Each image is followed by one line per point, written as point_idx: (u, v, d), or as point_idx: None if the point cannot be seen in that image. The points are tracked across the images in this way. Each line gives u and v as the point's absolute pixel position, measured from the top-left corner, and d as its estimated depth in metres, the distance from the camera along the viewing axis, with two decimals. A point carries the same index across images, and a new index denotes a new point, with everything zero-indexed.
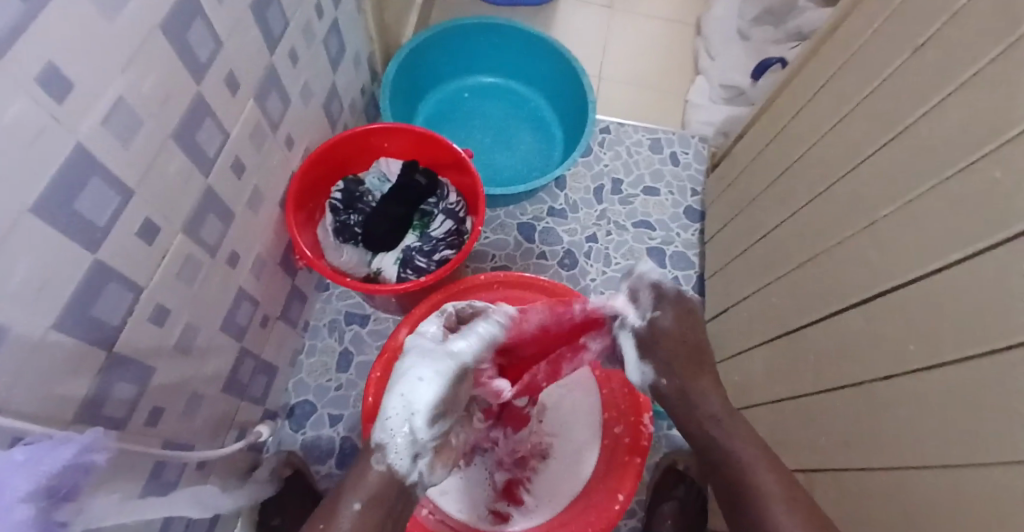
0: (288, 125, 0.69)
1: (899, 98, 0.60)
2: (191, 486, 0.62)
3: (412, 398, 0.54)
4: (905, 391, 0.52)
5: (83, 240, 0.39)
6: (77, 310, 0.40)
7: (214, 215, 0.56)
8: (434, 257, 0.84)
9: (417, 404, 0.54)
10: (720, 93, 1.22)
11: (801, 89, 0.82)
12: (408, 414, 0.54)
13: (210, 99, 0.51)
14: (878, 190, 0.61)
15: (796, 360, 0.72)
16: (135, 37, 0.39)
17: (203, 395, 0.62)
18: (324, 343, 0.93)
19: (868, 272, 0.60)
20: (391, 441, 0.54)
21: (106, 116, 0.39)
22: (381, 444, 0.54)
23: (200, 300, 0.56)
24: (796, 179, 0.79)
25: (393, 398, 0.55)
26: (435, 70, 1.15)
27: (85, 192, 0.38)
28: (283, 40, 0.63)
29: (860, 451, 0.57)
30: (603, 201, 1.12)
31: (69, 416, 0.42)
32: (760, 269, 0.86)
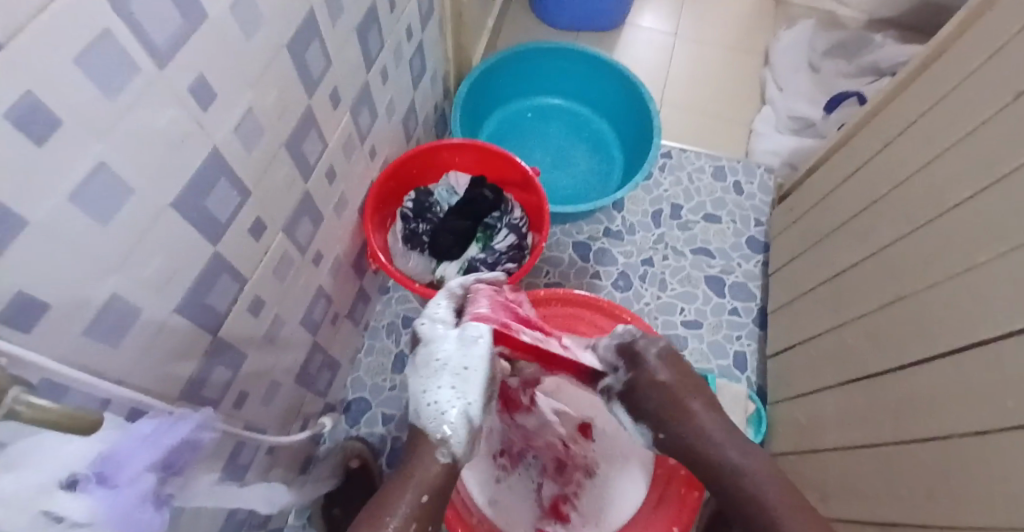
0: (373, 136, 0.73)
1: (999, 145, 0.58)
2: (260, 470, 0.66)
3: (436, 380, 0.58)
4: (998, 450, 0.50)
5: (207, 235, 0.43)
6: (194, 297, 0.44)
7: (307, 217, 0.60)
8: (497, 270, 0.85)
9: (467, 368, 0.58)
10: (787, 124, 1.20)
11: (883, 128, 0.81)
12: (459, 388, 0.57)
13: (316, 110, 0.55)
14: (976, 238, 0.59)
15: (873, 406, 0.70)
16: (264, 54, 0.43)
17: (279, 385, 0.65)
18: (382, 345, 0.96)
19: (960, 321, 0.58)
20: (444, 418, 0.57)
21: (237, 124, 0.43)
22: (437, 430, 0.57)
23: (288, 295, 0.60)
24: (878, 218, 0.77)
25: (434, 378, 0.58)
26: (504, 88, 1.18)
27: (214, 191, 0.42)
28: (378, 57, 0.67)
29: (944, 508, 0.55)
30: (661, 226, 1.12)
31: (176, 393, 0.45)
32: (834, 308, 0.84)
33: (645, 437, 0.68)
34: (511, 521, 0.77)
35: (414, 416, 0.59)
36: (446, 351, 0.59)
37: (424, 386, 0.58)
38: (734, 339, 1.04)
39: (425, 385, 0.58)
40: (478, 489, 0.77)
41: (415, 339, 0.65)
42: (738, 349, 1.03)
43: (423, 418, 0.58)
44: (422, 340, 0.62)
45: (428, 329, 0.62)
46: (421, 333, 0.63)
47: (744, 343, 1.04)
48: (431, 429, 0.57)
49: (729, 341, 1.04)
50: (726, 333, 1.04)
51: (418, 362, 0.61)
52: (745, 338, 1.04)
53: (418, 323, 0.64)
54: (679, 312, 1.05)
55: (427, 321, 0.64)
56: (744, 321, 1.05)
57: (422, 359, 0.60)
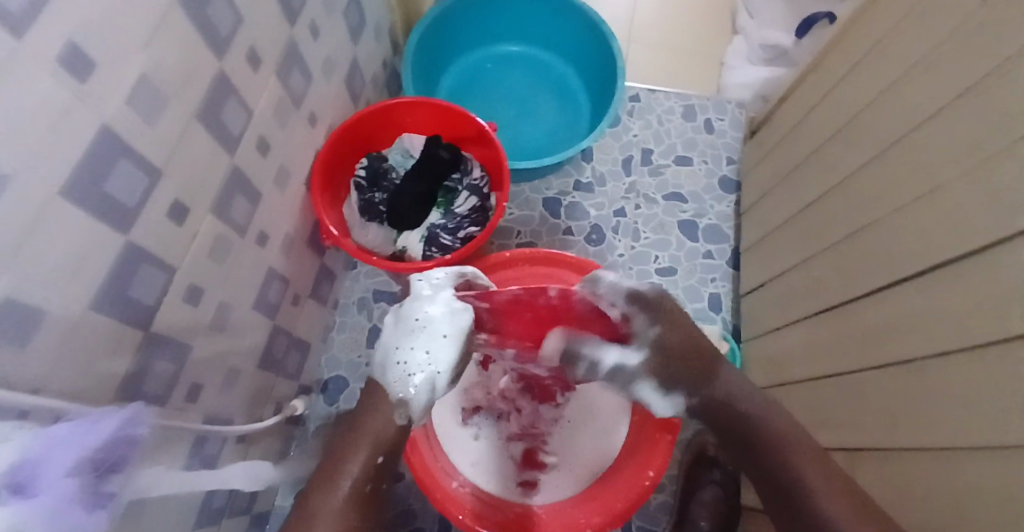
0: (311, 101, 0.68)
1: (966, 53, 0.55)
2: (232, 459, 0.64)
3: (412, 350, 0.60)
4: (959, 368, 0.49)
5: (115, 221, 0.39)
6: (113, 290, 0.41)
7: (242, 194, 0.56)
8: (459, 235, 0.83)
9: (444, 336, 0.60)
10: (760, 54, 1.14)
11: (852, 47, 0.77)
12: (431, 354, 0.60)
13: (232, 75, 0.50)
14: (939, 155, 0.56)
15: (840, 336, 0.69)
16: (154, 13, 0.38)
17: (239, 372, 0.63)
18: (354, 321, 0.94)
19: (924, 243, 0.57)
20: (409, 379, 0.59)
21: (131, 96, 0.38)
22: (399, 391, 0.60)
23: (232, 279, 0.57)
24: (847, 145, 0.74)
25: (409, 339, 0.60)
26: (459, 41, 1.12)
27: (114, 172, 0.38)
28: (303, 12, 0.61)
29: (905, 430, 0.55)
30: (632, 173, 1.09)
31: (111, 393, 0.43)
32: (803, 241, 0.82)
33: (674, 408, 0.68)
34: (492, 479, 0.77)
35: (381, 370, 0.61)
36: (431, 315, 0.61)
37: (398, 344, 0.61)
38: (709, 282, 1.02)
39: (398, 344, 0.60)
40: (457, 454, 0.78)
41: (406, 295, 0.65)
42: (714, 291, 1.02)
43: (389, 374, 0.60)
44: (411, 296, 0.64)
45: (418, 293, 0.63)
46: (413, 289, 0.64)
47: (719, 285, 1.02)
48: (392, 386, 0.60)
49: (704, 284, 1.02)
50: (701, 276, 1.03)
51: (398, 316, 0.62)
52: (719, 281, 1.03)
53: (415, 280, 0.65)
54: (654, 259, 1.03)
55: (424, 282, 0.64)
56: (717, 263, 1.04)
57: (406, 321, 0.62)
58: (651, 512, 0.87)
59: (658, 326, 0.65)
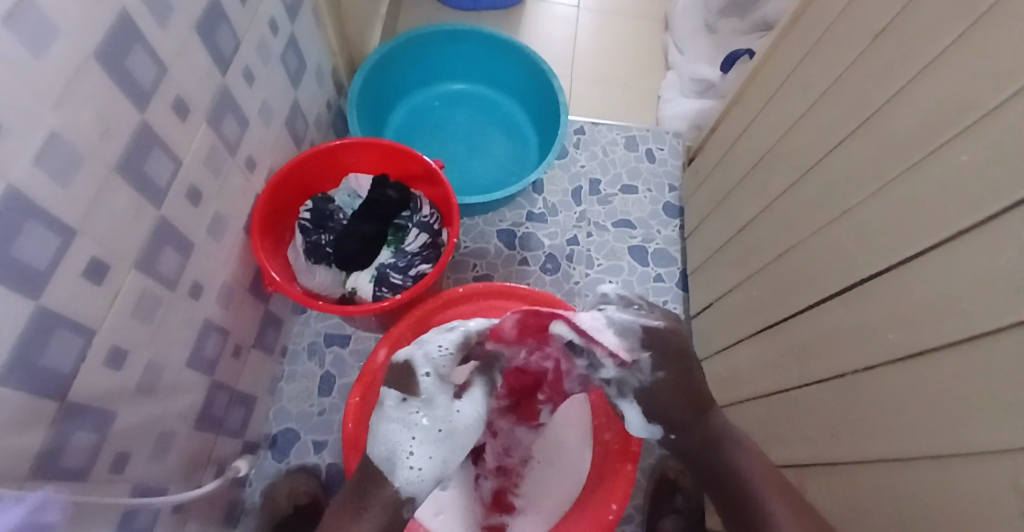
0: (247, 146, 0.67)
1: (866, 84, 0.59)
2: (167, 531, 0.60)
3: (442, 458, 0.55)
4: (885, 381, 0.52)
5: (23, 287, 0.37)
6: (23, 361, 0.38)
7: (171, 246, 0.53)
8: (410, 272, 0.81)
9: (463, 447, 0.57)
10: (691, 87, 1.21)
11: (769, 79, 0.82)
12: (448, 463, 0.55)
13: (157, 126, 0.48)
14: (850, 180, 0.60)
15: (780, 353, 0.71)
16: (67, 68, 0.37)
17: (173, 436, 0.59)
18: (305, 368, 0.90)
19: (844, 262, 0.60)
20: (422, 483, 0.54)
21: (40, 155, 0.36)
22: (410, 491, 0.53)
23: (161, 337, 0.54)
24: (770, 170, 0.78)
25: (424, 444, 0.55)
26: (404, 80, 1.13)
27: (21, 235, 0.36)
28: (236, 58, 0.60)
29: (847, 443, 0.57)
30: (582, 203, 1.11)
31: (24, 472, 0.39)
32: (741, 263, 0.85)
33: (653, 434, 0.65)
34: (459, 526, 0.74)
35: (385, 463, 0.54)
36: (457, 416, 0.57)
37: (410, 446, 0.54)
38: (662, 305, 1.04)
39: (411, 447, 0.54)
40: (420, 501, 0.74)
41: (406, 385, 0.59)
42: None
43: (396, 475, 0.53)
44: (421, 392, 0.58)
45: (431, 390, 0.58)
46: (421, 387, 0.58)
47: (671, 307, 1.04)
48: (401, 487, 0.53)
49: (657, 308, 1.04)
50: (653, 300, 1.05)
51: (408, 411, 0.56)
52: (671, 303, 1.05)
53: (420, 372, 0.59)
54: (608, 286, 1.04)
55: (431, 374, 0.59)
56: (668, 286, 1.06)
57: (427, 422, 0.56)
58: None
59: (660, 370, 0.60)
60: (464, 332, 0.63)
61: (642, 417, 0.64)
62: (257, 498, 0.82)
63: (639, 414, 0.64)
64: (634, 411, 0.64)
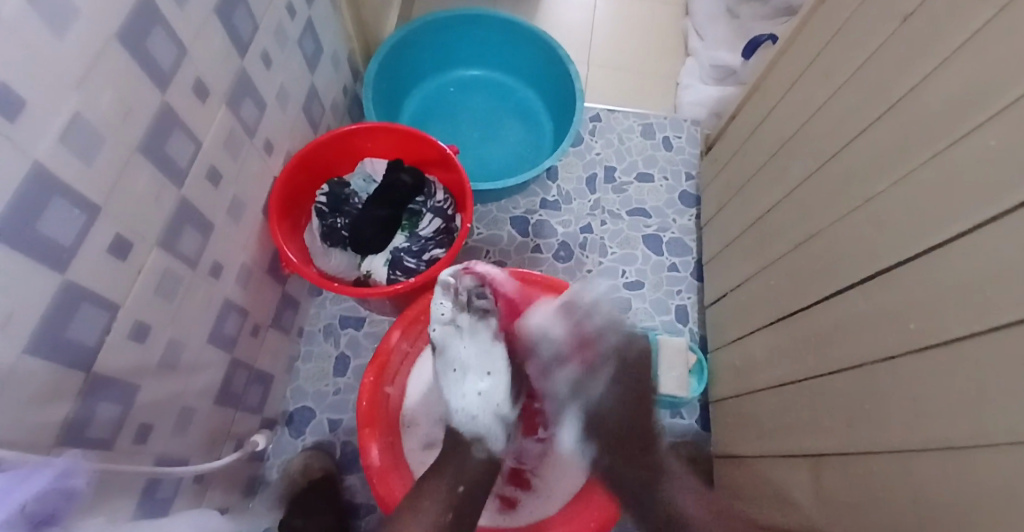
0: (265, 130, 0.68)
1: (891, 70, 0.58)
2: (188, 502, 0.62)
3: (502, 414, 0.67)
4: (905, 373, 0.51)
5: (49, 262, 0.38)
6: (49, 333, 0.39)
7: (191, 226, 0.55)
8: (424, 257, 0.82)
9: (497, 375, 0.66)
10: (710, 73, 1.19)
11: (791, 63, 0.80)
12: (491, 395, 0.66)
13: (177, 108, 0.49)
14: (872, 168, 0.59)
15: (796, 343, 0.71)
16: (89, 49, 0.38)
17: (194, 410, 0.61)
18: (321, 349, 0.92)
19: (864, 251, 0.59)
20: (477, 421, 0.66)
21: (63, 133, 0.37)
22: (471, 431, 0.66)
23: (182, 314, 0.56)
24: (791, 157, 0.76)
25: (466, 384, 0.66)
26: (420, 65, 1.13)
27: (46, 212, 0.37)
28: (254, 42, 0.61)
29: (864, 434, 0.56)
30: (597, 191, 1.11)
31: (51, 440, 0.41)
32: (758, 252, 0.84)
33: (579, 453, 0.77)
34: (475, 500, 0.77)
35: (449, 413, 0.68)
36: (471, 375, 0.66)
37: (455, 392, 0.66)
38: (675, 294, 1.04)
39: (458, 392, 0.66)
40: None
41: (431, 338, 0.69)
42: (680, 303, 1.04)
43: (456, 420, 0.67)
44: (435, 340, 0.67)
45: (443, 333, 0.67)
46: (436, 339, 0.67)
47: (685, 296, 1.04)
48: (463, 428, 0.66)
49: (670, 296, 1.04)
50: (667, 288, 1.04)
51: (444, 364, 0.67)
52: (685, 292, 1.04)
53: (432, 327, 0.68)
54: (621, 274, 1.04)
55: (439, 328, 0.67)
56: (682, 275, 1.06)
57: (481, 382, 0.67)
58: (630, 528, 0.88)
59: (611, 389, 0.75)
60: (448, 285, 0.68)
61: (576, 441, 0.77)
62: (274, 473, 0.84)
63: (575, 434, 0.77)
64: (573, 432, 0.77)
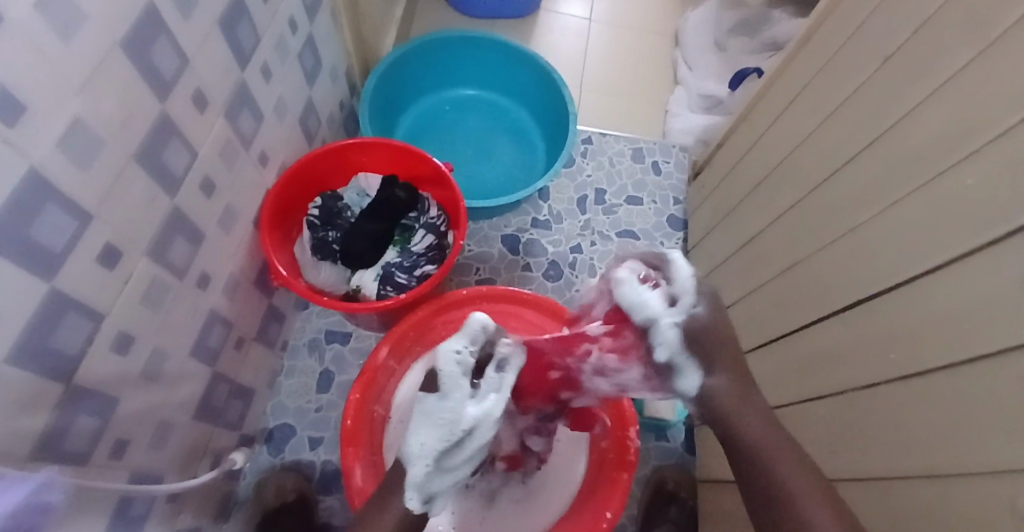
0: (261, 141, 0.68)
1: (872, 111, 0.60)
2: (162, 521, 0.60)
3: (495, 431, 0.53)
4: (887, 399, 0.52)
5: (38, 269, 0.37)
6: (33, 342, 0.38)
7: (183, 236, 0.54)
8: (415, 273, 0.82)
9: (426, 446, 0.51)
10: (698, 103, 1.23)
11: (779, 94, 0.82)
12: (427, 482, 0.52)
13: (176, 117, 0.49)
14: (852, 205, 0.61)
15: (780, 368, 0.72)
16: (91, 54, 0.37)
17: (172, 425, 0.59)
18: (304, 364, 0.90)
19: (846, 284, 0.61)
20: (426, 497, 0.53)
21: (62, 139, 0.36)
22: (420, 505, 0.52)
23: (167, 326, 0.54)
24: (777, 186, 0.79)
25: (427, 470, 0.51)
26: (416, 82, 1.13)
27: (39, 219, 0.36)
28: (255, 55, 0.61)
29: (843, 460, 0.57)
30: (587, 212, 1.12)
31: (25, 454, 0.39)
32: (743, 279, 0.86)
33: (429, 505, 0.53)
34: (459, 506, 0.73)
35: (412, 475, 0.51)
36: (430, 435, 0.51)
37: (422, 466, 0.51)
38: None
39: (415, 470, 0.51)
40: None
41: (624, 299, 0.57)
42: None
43: (410, 489, 0.52)
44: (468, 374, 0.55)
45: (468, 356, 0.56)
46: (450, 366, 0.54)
47: None
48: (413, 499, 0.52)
49: None
50: None
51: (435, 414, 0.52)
52: None
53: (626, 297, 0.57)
54: None
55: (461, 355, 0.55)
56: None
57: (459, 452, 0.52)
58: None
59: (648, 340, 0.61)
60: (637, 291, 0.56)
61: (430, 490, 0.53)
62: (248, 490, 0.82)
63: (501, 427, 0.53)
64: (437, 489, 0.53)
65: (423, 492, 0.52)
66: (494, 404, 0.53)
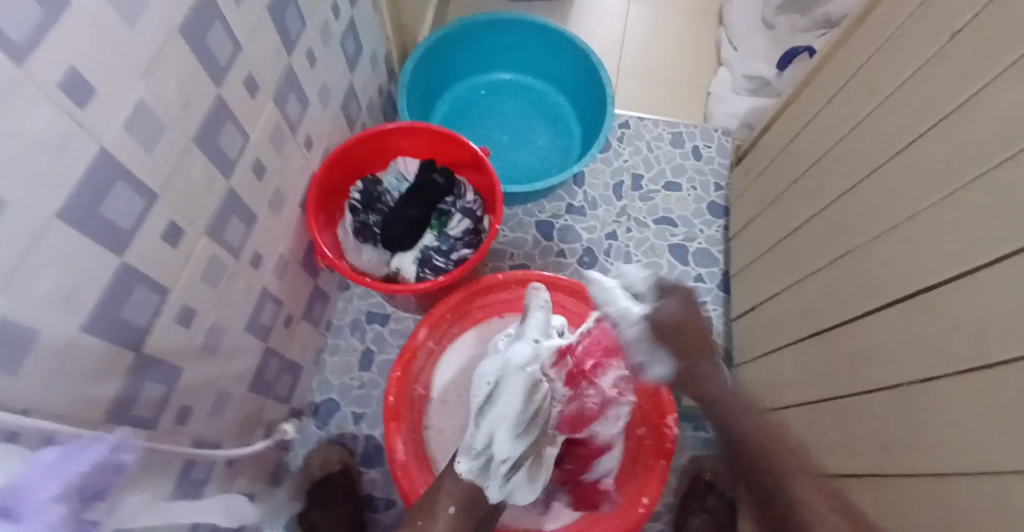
0: (307, 127, 0.70)
1: (934, 89, 0.57)
2: (220, 485, 0.64)
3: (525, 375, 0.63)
4: (945, 391, 0.50)
5: (109, 244, 0.40)
6: (106, 313, 0.41)
7: (237, 217, 0.56)
8: (453, 256, 0.83)
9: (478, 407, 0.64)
10: (743, 84, 1.19)
11: (832, 75, 0.79)
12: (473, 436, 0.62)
13: (230, 102, 0.51)
14: (911, 187, 0.59)
15: (830, 358, 0.70)
16: (154, 42, 0.39)
17: (229, 396, 0.63)
18: (347, 343, 0.93)
19: (904, 270, 0.58)
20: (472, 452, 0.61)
21: (128, 122, 0.39)
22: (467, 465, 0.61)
23: (224, 303, 0.57)
24: (827, 170, 0.76)
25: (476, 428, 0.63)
26: (453, 68, 1.14)
27: (109, 197, 0.39)
28: (301, 42, 0.63)
29: (899, 454, 0.56)
30: (624, 197, 1.11)
31: (101, 415, 0.42)
32: (790, 266, 0.84)
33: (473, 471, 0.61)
34: None
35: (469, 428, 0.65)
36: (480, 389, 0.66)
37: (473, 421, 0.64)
38: (701, 305, 1.03)
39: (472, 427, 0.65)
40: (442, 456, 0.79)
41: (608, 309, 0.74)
42: (705, 314, 1.03)
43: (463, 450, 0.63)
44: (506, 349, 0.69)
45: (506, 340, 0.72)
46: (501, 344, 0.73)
47: (710, 308, 1.03)
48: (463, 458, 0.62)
49: None
50: None
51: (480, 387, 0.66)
52: (711, 303, 1.04)
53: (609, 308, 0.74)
54: None
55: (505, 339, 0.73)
56: (708, 286, 1.05)
57: (518, 419, 0.61)
58: None
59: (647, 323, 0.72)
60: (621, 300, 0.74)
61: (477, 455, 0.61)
62: (297, 462, 0.86)
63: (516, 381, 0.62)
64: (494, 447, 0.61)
65: (480, 439, 0.61)
66: (518, 354, 0.65)
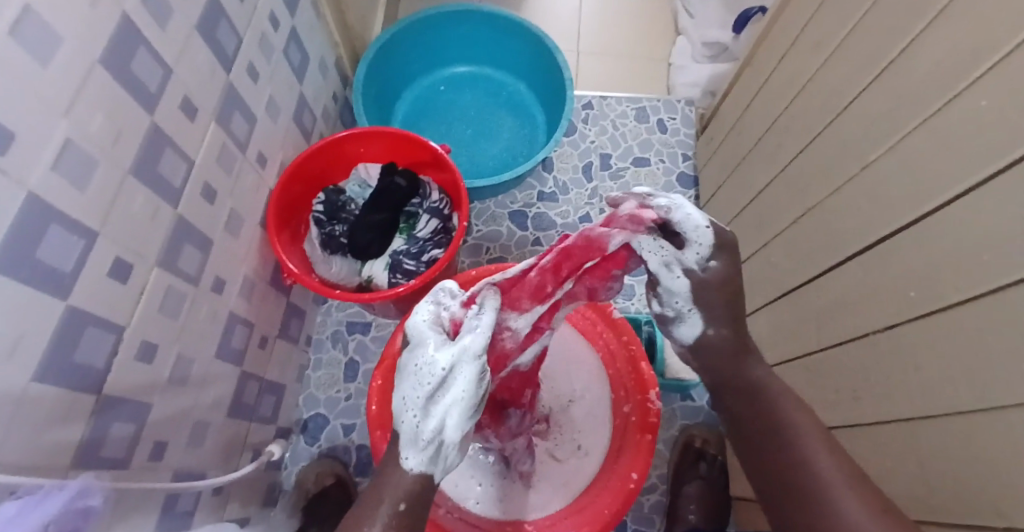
0: (257, 142, 0.68)
1: (875, 39, 0.57)
2: (209, 513, 0.64)
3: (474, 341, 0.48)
4: (912, 340, 0.51)
5: (52, 289, 0.39)
6: (58, 359, 0.40)
7: (190, 243, 0.55)
8: (422, 258, 0.83)
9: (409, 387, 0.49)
10: (702, 52, 1.18)
11: (781, 35, 0.79)
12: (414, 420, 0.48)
13: (167, 128, 0.50)
14: (862, 139, 0.59)
15: (803, 318, 0.70)
16: (73, 77, 0.38)
17: (207, 424, 0.62)
18: (330, 356, 0.93)
19: (861, 224, 0.59)
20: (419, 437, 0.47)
21: (54, 161, 0.38)
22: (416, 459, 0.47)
23: (188, 332, 0.56)
24: (785, 131, 0.76)
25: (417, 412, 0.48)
26: (408, 66, 1.13)
27: (44, 241, 0.38)
28: (239, 57, 0.61)
29: (871, 405, 0.56)
30: (594, 179, 1.10)
31: (68, 462, 0.42)
32: (757, 230, 0.84)
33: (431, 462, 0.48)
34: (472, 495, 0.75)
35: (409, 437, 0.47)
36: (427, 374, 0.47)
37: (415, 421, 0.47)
38: None
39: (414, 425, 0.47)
40: None
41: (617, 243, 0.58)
42: None
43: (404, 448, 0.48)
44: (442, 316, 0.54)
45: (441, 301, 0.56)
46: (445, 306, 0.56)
47: None
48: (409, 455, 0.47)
49: None
50: None
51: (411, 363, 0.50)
52: None
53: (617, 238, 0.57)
54: None
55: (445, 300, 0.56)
56: None
57: (479, 388, 0.48)
58: (646, 512, 0.88)
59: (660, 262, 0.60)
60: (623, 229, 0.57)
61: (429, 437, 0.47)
62: (291, 481, 0.85)
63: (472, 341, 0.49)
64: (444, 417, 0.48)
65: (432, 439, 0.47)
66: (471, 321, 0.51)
